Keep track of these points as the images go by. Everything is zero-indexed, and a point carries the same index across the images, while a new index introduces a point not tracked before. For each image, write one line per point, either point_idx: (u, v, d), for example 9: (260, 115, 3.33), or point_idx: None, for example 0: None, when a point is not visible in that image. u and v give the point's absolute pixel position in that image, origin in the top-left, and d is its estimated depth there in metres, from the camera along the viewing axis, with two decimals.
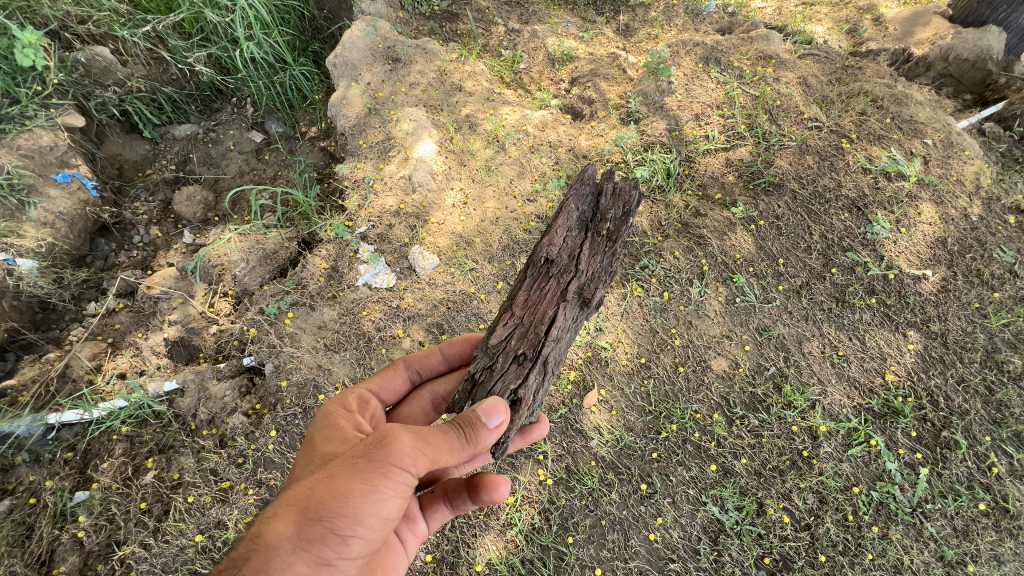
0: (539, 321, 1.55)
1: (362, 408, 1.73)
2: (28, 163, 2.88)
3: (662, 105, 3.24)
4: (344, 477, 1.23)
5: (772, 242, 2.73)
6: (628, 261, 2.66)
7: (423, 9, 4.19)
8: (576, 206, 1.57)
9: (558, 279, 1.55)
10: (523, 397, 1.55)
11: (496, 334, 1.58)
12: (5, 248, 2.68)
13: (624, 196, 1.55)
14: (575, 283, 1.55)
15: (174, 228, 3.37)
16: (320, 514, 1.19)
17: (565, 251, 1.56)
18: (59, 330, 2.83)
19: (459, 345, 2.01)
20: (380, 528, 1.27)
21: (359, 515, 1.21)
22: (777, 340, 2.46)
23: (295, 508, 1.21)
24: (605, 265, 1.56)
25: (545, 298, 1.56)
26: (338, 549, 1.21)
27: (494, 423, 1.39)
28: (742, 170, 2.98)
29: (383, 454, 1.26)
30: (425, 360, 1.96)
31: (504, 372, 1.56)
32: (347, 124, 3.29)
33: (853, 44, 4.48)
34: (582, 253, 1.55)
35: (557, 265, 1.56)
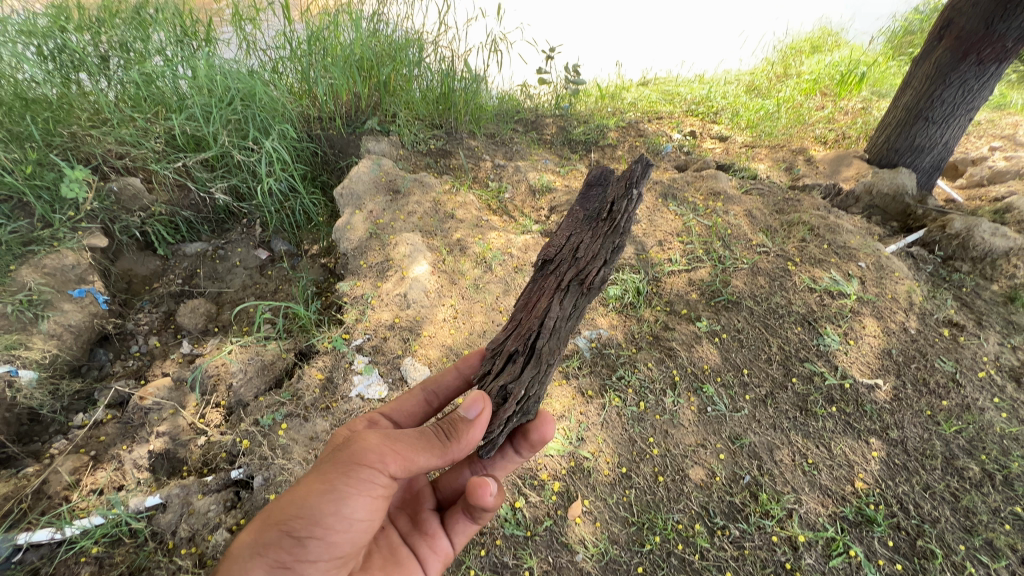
0: (533, 316, 1.81)
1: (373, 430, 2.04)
2: (50, 280, 3.12)
3: (630, 232, 3.71)
4: (309, 483, 1.55)
5: (735, 353, 2.99)
6: (605, 372, 2.86)
7: (421, 147, 4.85)
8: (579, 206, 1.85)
9: (556, 273, 1.81)
10: (513, 390, 1.80)
11: (500, 335, 1.88)
12: (11, 359, 2.79)
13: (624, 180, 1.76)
14: (569, 275, 1.77)
15: (172, 338, 3.51)
16: (278, 519, 1.51)
17: (563, 244, 1.81)
18: (41, 443, 2.82)
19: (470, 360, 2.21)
20: (342, 530, 1.55)
21: (316, 517, 1.50)
22: (749, 448, 2.59)
23: (262, 517, 1.55)
24: (606, 249, 1.74)
25: (544, 291, 1.81)
26: (299, 549, 1.51)
27: (471, 415, 1.68)
28: (703, 288, 3.34)
29: (345, 459, 1.57)
30: (440, 382, 2.16)
31: (501, 371, 1.84)
32: (349, 246, 3.65)
33: (792, 179, 5.23)
34: (583, 245, 1.77)
35: (555, 262, 1.82)
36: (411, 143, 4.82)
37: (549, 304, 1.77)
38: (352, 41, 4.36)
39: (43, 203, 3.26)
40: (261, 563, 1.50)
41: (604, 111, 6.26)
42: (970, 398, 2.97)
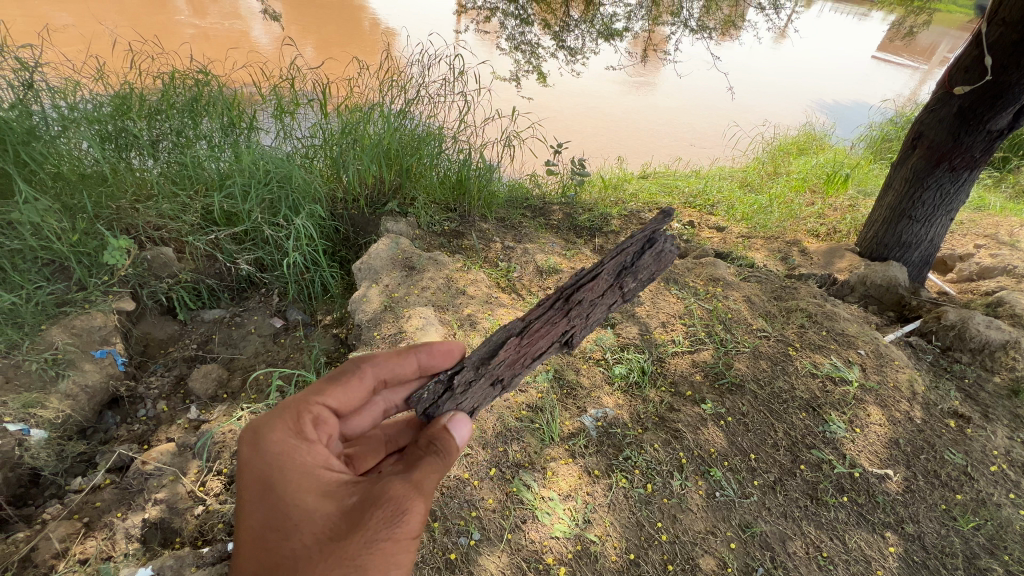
0: (535, 350, 2.09)
1: (321, 426, 1.81)
2: (76, 340, 3.23)
3: (634, 313, 3.85)
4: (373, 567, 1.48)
5: (741, 436, 2.98)
6: (612, 452, 2.83)
7: (436, 228, 5.16)
8: (613, 266, 2.23)
9: (570, 320, 2.14)
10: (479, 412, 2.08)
11: (499, 355, 2.04)
12: (26, 417, 2.84)
13: (654, 270, 2.25)
14: (573, 330, 2.15)
15: (180, 403, 3.51)
16: None
17: (590, 297, 2.17)
18: (34, 507, 2.75)
19: (437, 357, 2.12)
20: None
21: None
22: (760, 537, 2.52)
23: None
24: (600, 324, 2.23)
25: (552, 335, 2.12)
26: None
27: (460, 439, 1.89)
28: (707, 370, 3.41)
29: (406, 535, 1.55)
30: (396, 371, 2.03)
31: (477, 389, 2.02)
32: (364, 317, 3.78)
33: (787, 268, 5.46)
34: (594, 310, 2.18)
35: (575, 310, 2.14)
36: (427, 224, 5.13)
37: (549, 347, 2.13)
38: (381, 133, 4.83)
39: (81, 268, 3.46)
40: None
41: (607, 200, 6.70)
42: (984, 493, 2.91)
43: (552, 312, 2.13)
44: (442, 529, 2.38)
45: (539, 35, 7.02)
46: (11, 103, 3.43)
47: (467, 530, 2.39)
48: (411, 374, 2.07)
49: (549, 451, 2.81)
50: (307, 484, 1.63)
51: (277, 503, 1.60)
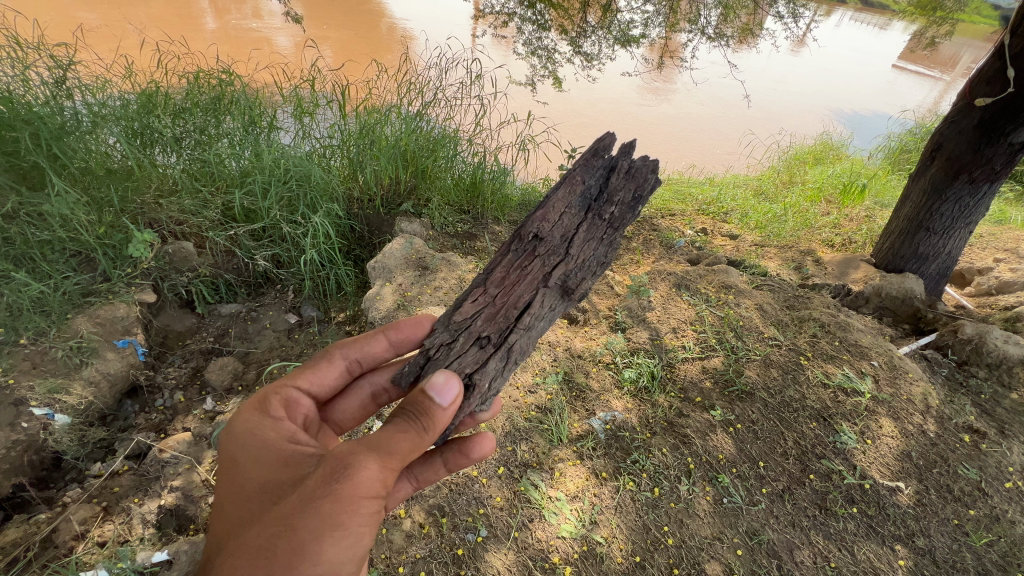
0: (513, 304, 1.90)
1: (292, 409, 1.94)
2: (100, 330, 3.32)
3: (645, 318, 3.85)
4: (312, 529, 1.45)
5: (750, 444, 2.97)
6: (620, 455, 2.85)
7: (450, 229, 5.21)
8: (578, 192, 1.93)
9: (543, 261, 1.91)
10: (477, 380, 1.92)
11: (468, 311, 1.90)
12: (50, 402, 2.92)
13: (628, 189, 1.96)
14: (556, 273, 1.90)
15: (196, 394, 3.59)
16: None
17: (555, 229, 1.91)
18: (56, 489, 2.84)
19: (405, 332, 2.17)
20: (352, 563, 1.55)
21: (334, 561, 1.48)
22: (768, 545, 2.51)
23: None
24: (593, 256, 1.94)
25: (530, 284, 1.91)
26: None
27: (448, 401, 1.72)
28: (717, 376, 3.40)
29: (350, 495, 1.49)
30: (364, 351, 2.13)
31: (463, 352, 1.90)
32: (377, 315, 3.83)
33: (801, 278, 5.41)
34: (572, 240, 1.92)
35: (546, 249, 1.90)
36: (440, 225, 5.18)
37: (533, 297, 1.90)
38: (397, 134, 4.90)
39: (106, 260, 3.56)
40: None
41: None
42: (998, 509, 2.87)
43: (513, 255, 1.91)
44: (450, 524, 2.41)
45: (556, 40, 7.06)
46: (44, 100, 3.55)
47: (474, 526, 2.42)
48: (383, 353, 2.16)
49: (557, 452, 2.83)
50: (266, 455, 1.69)
51: (238, 478, 1.68)
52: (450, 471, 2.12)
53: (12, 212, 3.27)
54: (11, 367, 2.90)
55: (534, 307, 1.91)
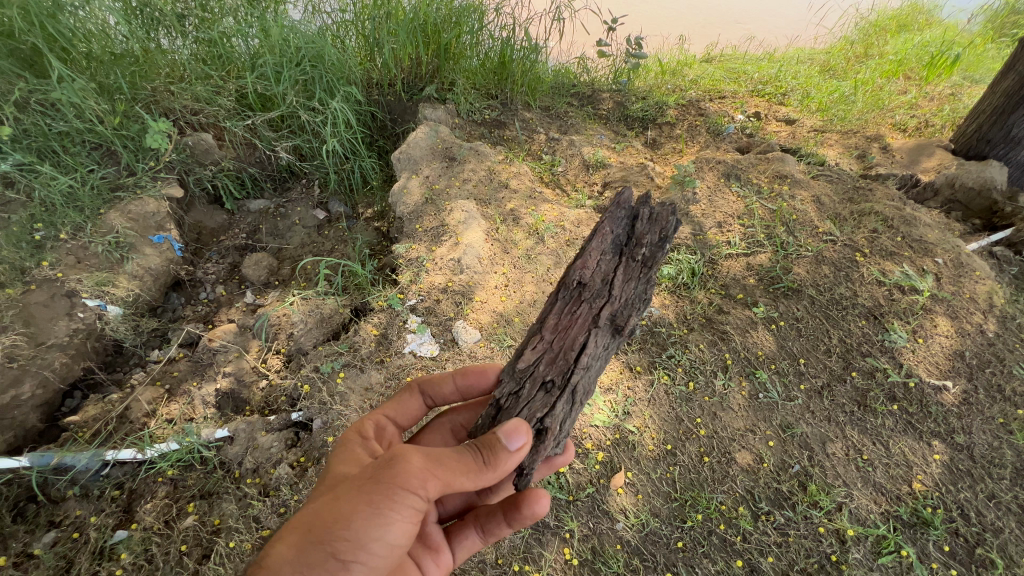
0: (568, 348, 1.56)
1: (380, 435, 1.82)
2: (134, 225, 3.30)
3: (688, 212, 3.57)
4: (355, 498, 1.34)
5: (792, 342, 2.88)
6: (655, 350, 2.81)
7: (476, 117, 4.81)
8: (609, 234, 1.54)
9: (591, 303, 1.55)
10: (550, 425, 1.61)
11: (524, 358, 1.59)
12: (100, 294, 2.99)
13: (656, 227, 1.54)
14: (605, 312, 1.54)
15: (237, 288, 3.69)
16: (320, 538, 1.31)
17: (598, 277, 1.54)
18: (123, 373, 3.02)
19: (474, 376, 2.01)
20: (383, 554, 1.36)
21: (361, 540, 1.31)
22: (800, 438, 2.51)
23: (298, 531, 1.34)
24: (640, 292, 1.55)
25: (578, 325, 1.56)
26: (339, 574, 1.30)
27: (513, 449, 1.44)
28: (762, 274, 3.22)
29: (390, 478, 1.36)
30: (437, 387, 1.99)
31: (530, 400, 1.60)
32: (405, 210, 3.69)
33: (864, 167, 4.87)
34: (616, 279, 1.54)
35: (591, 290, 1.55)
36: (466, 112, 4.78)
37: (586, 338, 1.55)
38: (415, 6, 4.32)
39: (129, 153, 3.46)
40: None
41: (664, 87, 6.02)
42: None
43: (559, 304, 1.58)
44: None
45: None
46: None
47: None
48: (458, 394, 2.01)
49: None
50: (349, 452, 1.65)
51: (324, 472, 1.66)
52: (513, 527, 1.72)
53: (21, 100, 3.11)
54: (57, 261, 2.97)
55: (589, 347, 1.56)
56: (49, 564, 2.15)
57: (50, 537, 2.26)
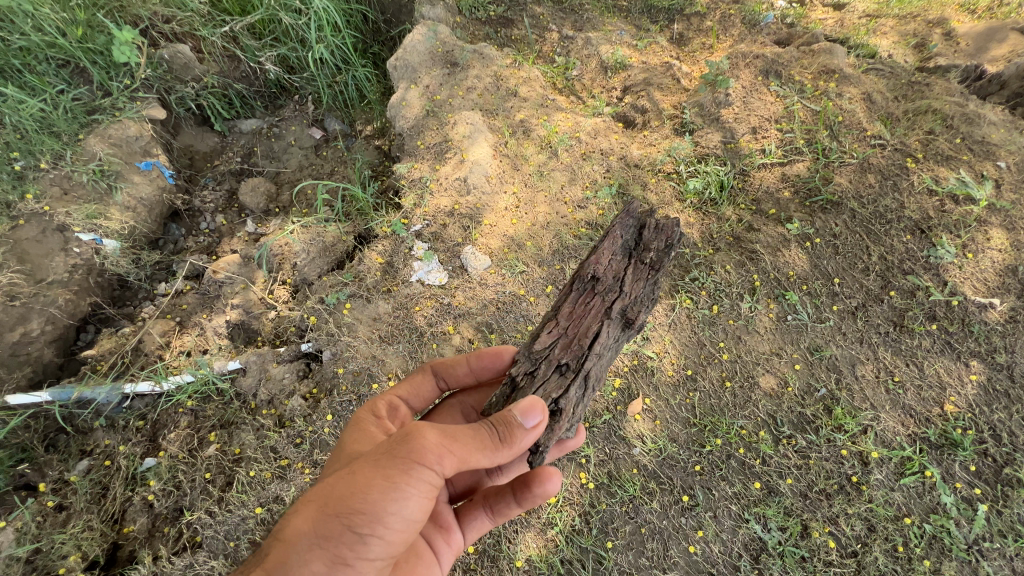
0: (583, 334, 1.54)
1: (391, 415, 1.73)
2: (117, 151, 3.06)
3: (719, 117, 3.17)
4: (369, 470, 1.24)
5: (827, 261, 2.65)
6: (677, 272, 2.62)
7: (479, 13, 4.25)
8: (620, 236, 1.61)
9: (603, 296, 1.57)
10: (563, 408, 1.52)
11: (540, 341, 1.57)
12: (94, 228, 2.85)
13: (664, 233, 1.59)
14: (617, 305, 1.55)
15: (237, 217, 3.52)
16: (337, 510, 1.20)
17: (609, 275, 1.59)
18: (133, 307, 2.98)
19: (487, 359, 1.84)
20: (401, 530, 1.24)
21: (378, 514, 1.20)
22: (829, 361, 2.39)
23: (316, 504, 1.24)
24: (648, 292, 1.56)
25: (590, 314, 1.56)
26: (356, 548, 1.20)
27: (530, 425, 1.33)
28: (799, 186, 2.92)
29: (406, 451, 1.24)
30: (451, 369, 1.85)
31: (545, 380, 1.53)
32: (405, 125, 3.38)
33: (920, 59, 4.24)
34: (626, 276, 1.57)
35: (604, 284, 1.58)
36: (468, 8, 4.22)
37: (599, 328, 1.54)
38: None
39: (98, 70, 3.13)
40: (319, 561, 1.18)
41: None
42: None
43: (572, 295, 1.60)
44: (499, 341, 2.40)
45: None
46: None
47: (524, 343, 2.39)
48: (471, 375, 1.85)
49: None
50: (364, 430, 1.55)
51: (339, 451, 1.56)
52: (522, 506, 1.63)
53: None
54: (41, 193, 2.81)
55: (601, 335, 1.54)
56: (86, 490, 2.23)
57: (84, 465, 2.33)
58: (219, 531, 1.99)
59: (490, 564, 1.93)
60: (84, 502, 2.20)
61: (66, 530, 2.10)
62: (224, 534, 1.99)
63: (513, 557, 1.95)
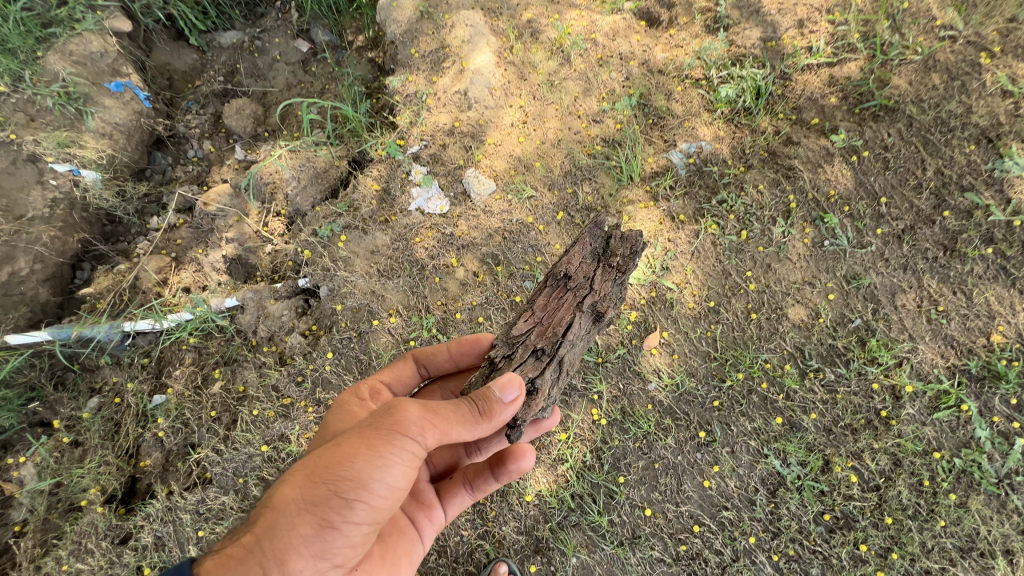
0: (555, 325, 1.45)
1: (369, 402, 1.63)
2: (81, 69, 2.74)
3: (759, 9, 2.69)
4: (353, 438, 1.18)
5: (875, 178, 2.34)
6: (703, 195, 2.36)
7: None
8: (591, 240, 1.49)
9: (576, 292, 1.47)
10: (540, 388, 1.39)
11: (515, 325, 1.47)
12: (68, 158, 2.62)
13: (632, 237, 1.47)
14: (587, 301, 1.45)
15: (225, 143, 3.18)
16: (323, 477, 1.14)
17: (581, 273, 1.48)
18: (127, 243, 2.84)
19: (467, 346, 1.72)
20: (387, 499, 1.18)
21: (363, 481, 1.13)
22: (867, 290, 2.17)
23: (302, 473, 1.18)
24: (618, 293, 1.47)
25: (561, 307, 1.46)
26: (342, 516, 1.14)
27: (509, 398, 1.25)
28: (848, 91, 2.52)
29: (390, 420, 1.19)
30: (429, 357, 1.73)
31: (521, 363, 1.42)
32: (397, 30, 2.86)
33: None
34: (598, 275, 1.47)
35: (576, 281, 1.47)
36: None
37: (571, 321, 1.44)
38: None
39: None
40: (307, 525, 1.11)
41: None
42: None
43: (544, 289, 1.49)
44: (506, 273, 2.23)
45: None
46: None
47: (532, 275, 2.22)
48: (453, 361, 1.73)
49: (626, 194, 2.39)
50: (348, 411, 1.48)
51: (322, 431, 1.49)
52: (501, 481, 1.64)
53: None
54: (4, 121, 2.54)
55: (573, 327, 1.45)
56: (98, 427, 2.23)
57: (94, 403, 2.31)
58: (226, 469, 2.03)
59: (500, 500, 1.92)
60: (98, 439, 2.20)
61: (83, 465, 2.13)
62: (233, 471, 2.03)
63: (523, 492, 1.93)
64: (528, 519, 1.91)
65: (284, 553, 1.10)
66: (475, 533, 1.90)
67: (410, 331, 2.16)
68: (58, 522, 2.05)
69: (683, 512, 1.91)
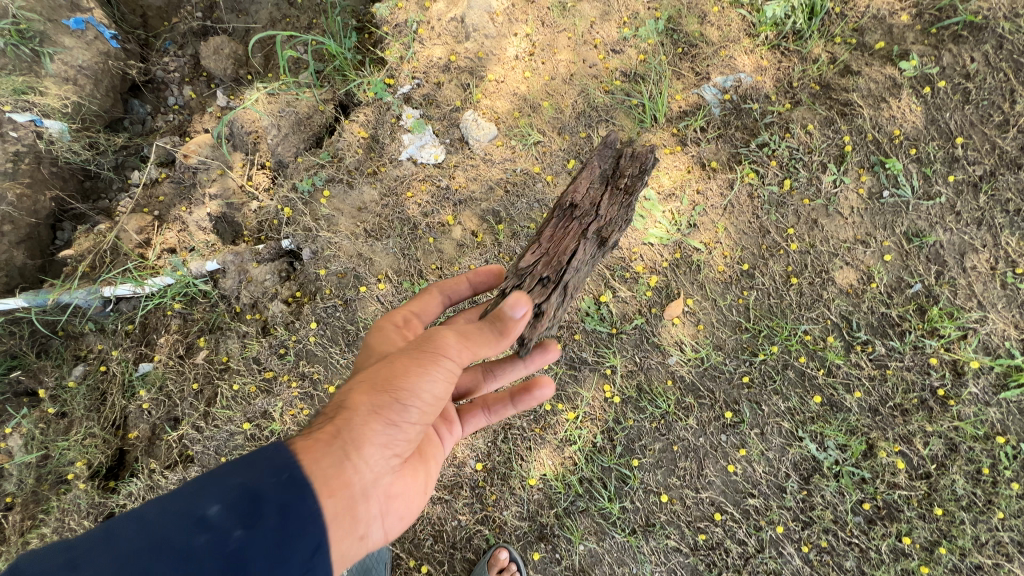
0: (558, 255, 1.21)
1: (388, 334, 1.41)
2: (32, 2, 2.36)
3: None
4: (402, 352, 1.04)
5: (951, 113, 1.94)
6: (741, 137, 2.01)
7: None
8: (597, 163, 1.27)
9: (580, 221, 1.24)
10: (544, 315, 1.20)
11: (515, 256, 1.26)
12: (28, 107, 2.32)
13: (642, 155, 1.25)
14: (595, 224, 1.22)
15: (206, 88, 2.81)
16: (377, 388, 0.98)
17: (587, 195, 1.25)
18: (109, 201, 2.61)
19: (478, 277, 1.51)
20: (437, 410, 1.03)
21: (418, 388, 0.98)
22: (931, 249, 1.85)
23: (351, 390, 1.02)
24: (623, 217, 1.25)
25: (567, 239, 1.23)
26: (399, 423, 0.99)
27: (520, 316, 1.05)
28: (924, 6, 2.05)
29: (433, 334, 1.04)
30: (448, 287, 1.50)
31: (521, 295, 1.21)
32: None
33: None
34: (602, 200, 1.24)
35: (580, 208, 1.24)
36: None
37: (577, 248, 1.21)
38: None
39: None
40: (376, 422, 0.98)
41: None
42: None
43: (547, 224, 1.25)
44: (508, 233, 1.96)
45: None
46: None
47: (538, 234, 1.95)
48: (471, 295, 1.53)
49: (648, 138, 2.06)
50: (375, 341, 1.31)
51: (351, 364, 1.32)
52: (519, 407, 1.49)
53: None
54: None
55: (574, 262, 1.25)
56: (83, 397, 2.10)
57: (80, 371, 2.17)
58: (208, 447, 1.93)
59: (501, 483, 1.78)
60: (83, 410, 2.08)
61: (69, 437, 2.03)
62: (215, 449, 1.93)
63: (526, 474, 1.78)
64: (531, 504, 1.77)
65: (355, 453, 0.96)
66: (473, 517, 1.78)
67: (400, 298, 1.95)
68: (47, 494, 1.98)
69: (703, 498, 1.73)
